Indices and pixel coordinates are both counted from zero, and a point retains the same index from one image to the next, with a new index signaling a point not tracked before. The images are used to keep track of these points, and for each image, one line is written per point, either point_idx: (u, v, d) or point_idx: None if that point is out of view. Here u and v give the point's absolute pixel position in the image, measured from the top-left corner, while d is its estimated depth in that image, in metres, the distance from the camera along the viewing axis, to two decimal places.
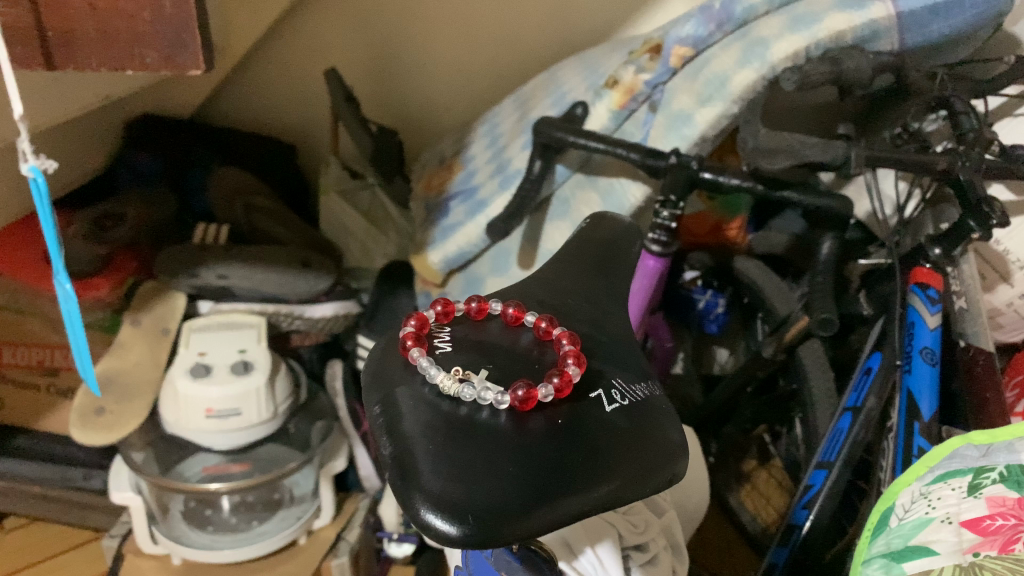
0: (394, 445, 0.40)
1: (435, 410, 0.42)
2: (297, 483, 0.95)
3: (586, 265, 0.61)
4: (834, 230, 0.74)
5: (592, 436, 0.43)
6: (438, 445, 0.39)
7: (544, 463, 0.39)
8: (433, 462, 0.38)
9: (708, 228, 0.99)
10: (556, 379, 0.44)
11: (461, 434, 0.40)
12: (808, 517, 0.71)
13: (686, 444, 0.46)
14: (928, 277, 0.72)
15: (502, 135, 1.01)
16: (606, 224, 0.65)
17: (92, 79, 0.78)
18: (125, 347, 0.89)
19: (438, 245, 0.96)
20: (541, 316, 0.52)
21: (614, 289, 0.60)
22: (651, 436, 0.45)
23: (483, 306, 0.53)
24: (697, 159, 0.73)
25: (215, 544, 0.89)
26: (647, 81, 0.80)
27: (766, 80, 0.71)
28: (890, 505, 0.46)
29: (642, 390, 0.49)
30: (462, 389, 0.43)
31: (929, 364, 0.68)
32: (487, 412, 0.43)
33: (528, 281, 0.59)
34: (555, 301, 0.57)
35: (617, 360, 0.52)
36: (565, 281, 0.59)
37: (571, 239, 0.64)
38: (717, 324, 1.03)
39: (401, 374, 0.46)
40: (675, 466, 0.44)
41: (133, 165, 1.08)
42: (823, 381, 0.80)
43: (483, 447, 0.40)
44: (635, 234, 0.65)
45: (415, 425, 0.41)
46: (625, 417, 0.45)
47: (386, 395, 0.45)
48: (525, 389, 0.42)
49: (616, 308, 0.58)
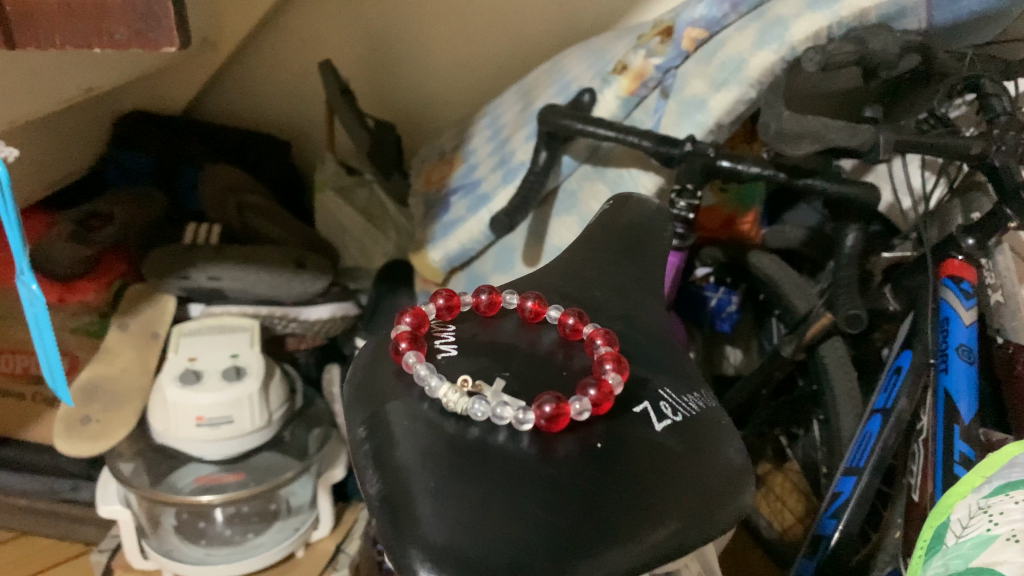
0: (384, 484, 0.36)
1: (440, 435, 0.39)
2: (294, 493, 0.90)
3: (611, 252, 0.57)
4: (860, 221, 0.70)
5: (630, 466, 0.38)
6: (440, 481, 0.35)
7: (576, 504, 0.35)
8: (434, 504, 0.34)
9: (720, 222, 0.93)
10: (592, 392, 0.40)
11: (472, 467, 0.36)
12: (836, 527, 0.66)
13: (747, 469, 0.41)
14: (961, 269, 0.67)
15: (504, 128, 0.96)
16: (631, 207, 0.61)
17: (72, 71, 0.74)
18: (113, 353, 0.84)
19: (438, 241, 0.92)
20: (567, 311, 0.48)
21: (643, 279, 0.55)
22: (702, 462, 0.40)
23: (495, 298, 0.49)
24: (714, 145, 0.68)
25: (208, 559, 0.85)
26: (657, 66, 0.76)
27: (786, 63, 0.67)
28: (945, 519, 0.43)
29: (694, 402, 0.45)
30: (473, 404, 0.39)
31: (966, 362, 0.64)
32: (504, 435, 0.39)
33: (547, 276, 0.55)
34: (580, 296, 0.53)
35: (650, 362, 0.48)
36: (589, 275, 0.55)
37: (593, 224, 0.60)
38: (729, 324, 0.97)
39: (395, 388, 0.43)
40: (740, 496, 0.39)
41: (120, 162, 1.04)
42: (847, 381, 0.76)
43: (497, 483, 0.35)
44: (665, 218, 0.60)
45: (411, 454, 0.37)
46: (676, 436, 0.41)
47: (376, 412, 0.41)
48: (554, 406, 0.38)
49: (648, 300, 0.53)
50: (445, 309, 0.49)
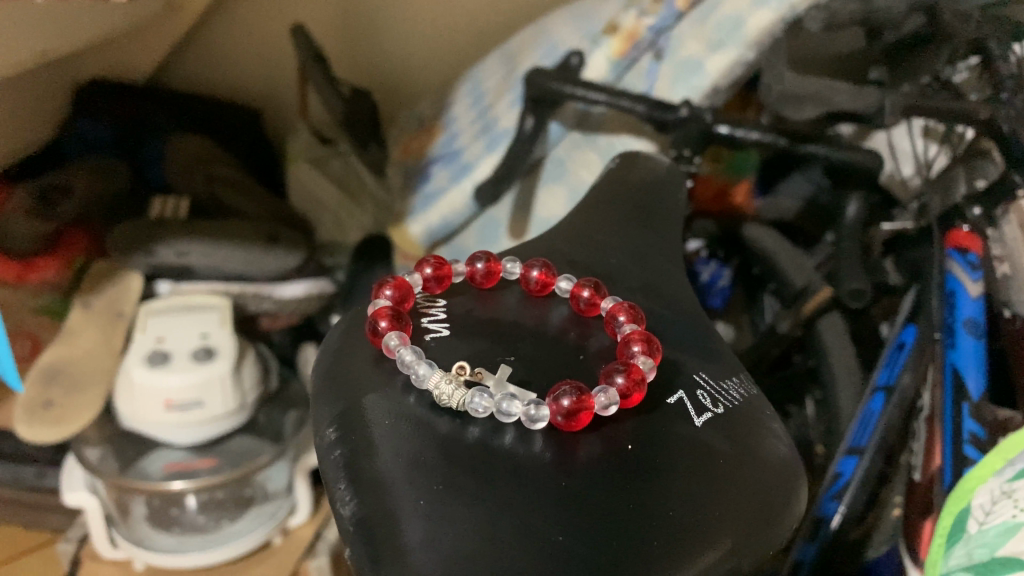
0: (359, 504, 0.34)
1: (434, 435, 0.37)
2: (270, 479, 0.85)
3: (631, 216, 0.59)
4: (863, 189, 0.67)
5: (665, 479, 0.37)
6: (430, 499, 0.33)
7: (605, 526, 0.33)
8: (423, 528, 0.32)
9: (713, 193, 0.90)
10: (620, 381, 0.40)
11: (474, 483, 0.35)
12: (838, 510, 0.60)
13: (796, 459, 0.41)
14: (967, 240, 0.64)
15: (487, 94, 0.93)
16: (641, 166, 0.64)
17: (23, 32, 0.69)
18: (74, 334, 0.78)
19: (419, 215, 0.87)
20: (580, 283, 0.49)
21: (660, 242, 0.57)
22: (752, 463, 0.39)
23: (492, 267, 0.50)
24: (711, 110, 0.67)
25: (182, 547, 0.81)
26: (650, 26, 0.73)
27: (786, 22, 0.65)
28: (966, 505, 0.43)
29: (734, 389, 0.45)
30: (474, 398, 0.38)
31: (973, 337, 0.61)
32: (510, 437, 0.38)
33: (559, 241, 0.57)
34: (593, 262, 0.55)
35: (686, 342, 0.48)
36: (604, 238, 0.57)
37: (605, 180, 0.63)
38: (720, 299, 0.91)
39: (370, 382, 0.41)
40: (793, 500, 0.38)
41: (80, 132, 0.97)
42: (845, 356, 0.69)
43: (504, 503, 0.34)
44: (671, 177, 0.64)
45: (395, 464, 0.35)
46: (717, 430, 0.41)
47: (349, 408, 0.39)
48: (573, 400, 0.38)
49: (665, 266, 0.55)
50: (434, 279, 0.50)
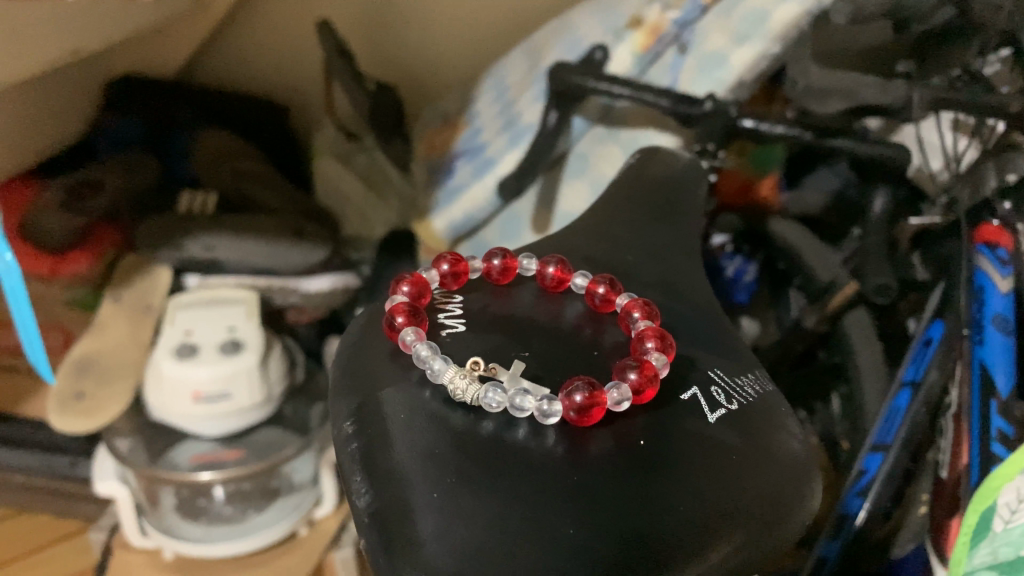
0: (375, 497, 0.34)
1: (447, 429, 0.38)
2: (296, 470, 0.86)
3: (649, 213, 0.59)
4: (890, 183, 0.68)
5: (676, 474, 0.37)
6: (444, 493, 0.34)
7: (614, 521, 0.34)
8: (437, 521, 0.32)
9: (737, 187, 0.87)
10: (633, 376, 0.40)
11: (485, 475, 0.35)
12: (863, 506, 0.60)
13: (809, 456, 0.41)
14: (996, 235, 0.63)
15: (510, 88, 0.93)
16: (661, 160, 0.64)
17: (57, 29, 0.70)
18: (105, 326, 0.81)
19: (443, 209, 0.88)
20: (595, 280, 0.49)
21: (679, 238, 0.57)
22: (768, 460, 0.40)
23: (508, 263, 0.50)
24: (736, 104, 0.67)
25: (210, 536, 0.82)
26: (675, 20, 0.74)
27: (812, 15, 0.64)
28: (991, 503, 0.42)
29: (749, 386, 0.45)
30: (487, 393, 0.38)
31: (1003, 334, 0.58)
32: (522, 431, 0.38)
33: (577, 237, 0.57)
34: (610, 259, 0.55)
35: (703, 340, 0.48)
36: (622, 234, 0.57)
37: (625, 175, 0.63)
38: (746, 294, 0.89)
39: (385, 377, 0.42)
40: (803, 496, 0.38)
41: (110, 130, 0.98)
42: (871, 351, 0.68)
43: (515, 495, 0.34)
44: (692, 172, 0.64)
45: (409, 456, 0.36)
46: (731, 427, 0.41)
47: (365, 402, 0.40)
48: (586, 395, 0.38)
49: (683, 264, 0.55)
50: (450, 275, 0.50)
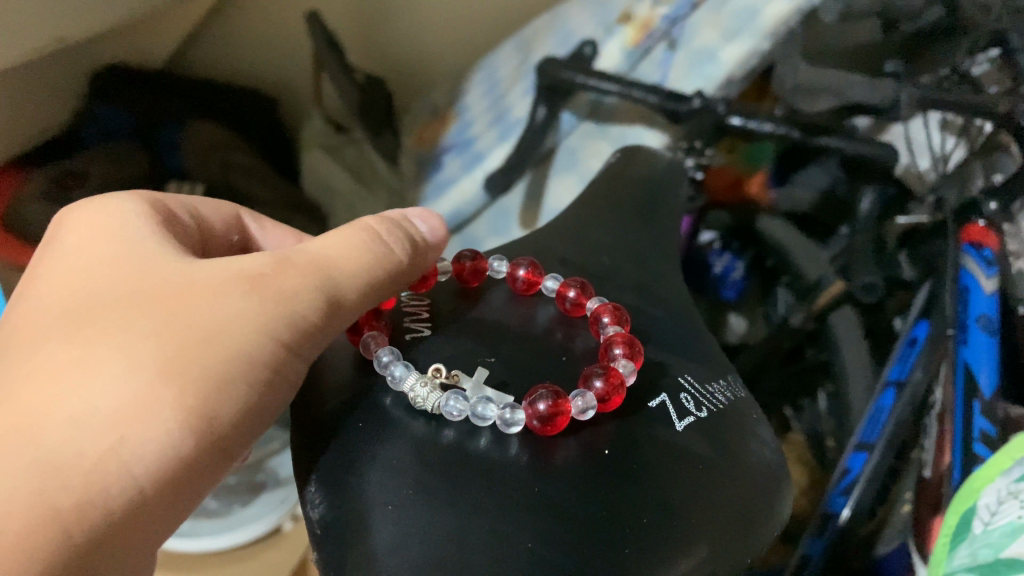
0: (328, 507, 0.34)
1: (410, 438, 0.38)
2: (282, 463, 0.85)
3: (628, 213, 0.59)
4: (877, 181, 0.70)
5: (640, 485, 0.37)
6: (403, 504, 0.34)
7: (573, 534, 0.34)
8: (394, 532, 0.33)
9: (728, 183, 0.87)
10: (598, 385, 0.41)
11: (445, 487, 0.35)
12: (846, 505, 0.58)
13: (782, 466, 0.41)
14: (982, 235, 0.63)
15: (502, 84, 1.02)
16: (641, 160, 0.64)
17: (46, 18, 0.69)
18: None
19: (430, 204, 0.89)
20: (567, 284, 0.50)
21: (657, 239, 0.57)
22: (732, 467, 0.40)
23: (479, 265, 0.51)
24: (724, 102, 0.67)
25: (195, 530, 0.80)
26: (664, 16, 0.73)
27: (802, 13, 0.65)
28: (972, 504, 0.43)
29: (720, 392, 0.45)
30: (450, 402, 0.39)
31: (987, 333, 0.60)
32: (484, 441, 0.39)
33: (555, 238, 0.57)
34: (588, 262, 0.55)
35: (675, 344, 0.48)
36: (601, 234, 0.57)
37: (606, 176, 0.63)
38: (735, 290, 0.88)
39: (348, 386, 0.42)
40: (772, 505, 0.38)
41: (99, 117, 0.81)
42: (857, 349, 0.67)
43: (475, 508, 0.34)
44: (674, 172, 0.64)
45: (373, 466, 0.36)
46: (699, 435, 0.41)
47: (328, 410, 0.40)
48: (549, 404, 0.39)
49: (660, 266, 0.55)
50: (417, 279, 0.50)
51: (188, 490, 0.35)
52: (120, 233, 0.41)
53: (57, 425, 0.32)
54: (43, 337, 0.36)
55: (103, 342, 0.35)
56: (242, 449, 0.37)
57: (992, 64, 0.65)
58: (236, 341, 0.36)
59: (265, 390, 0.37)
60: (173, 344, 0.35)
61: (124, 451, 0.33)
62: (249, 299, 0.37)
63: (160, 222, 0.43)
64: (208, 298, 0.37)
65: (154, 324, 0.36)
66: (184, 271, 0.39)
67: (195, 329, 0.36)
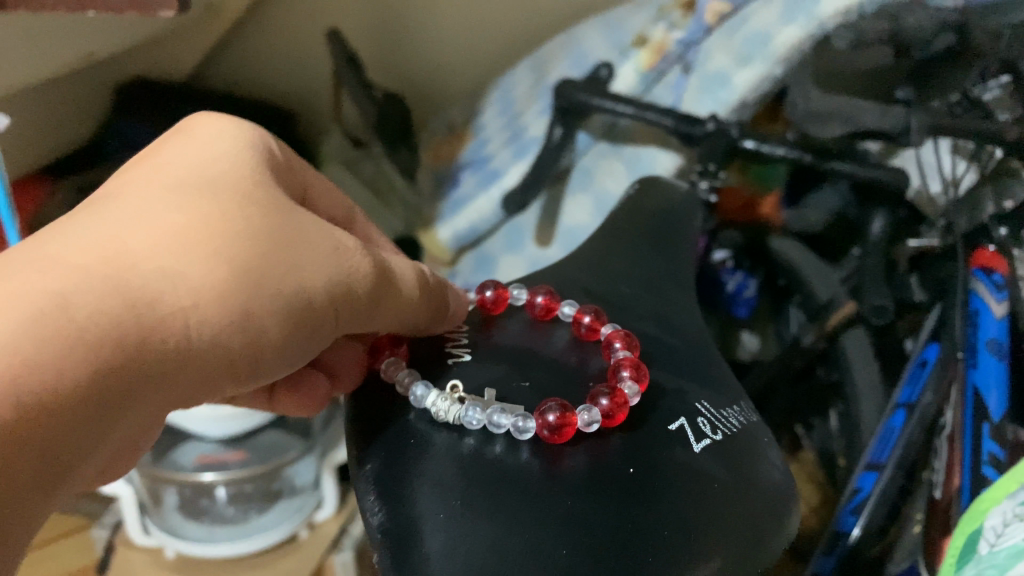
0: (387, 514, 0.37)
1: (455, 452, 0.41)
2: (298, 473, 0.86)
3: (646, 243, 0.60)
4: (887, 205, 0.72)
5: (666, 501, 0.39)
6: (452, 513, 0.36)
7: (602, 543, 0.36)
8: (446, 540, 0.35)
9: (739, 204, 0.88)
10: (604, 402, 0.43)
11: (486, 497, 0.38)
12: (857, 524, 0.59)
13: (790, 486, 0.42)
14: (992, 260, 0.65)
15: (515, 101, 0.95)
16: (658, 191, 0.66)
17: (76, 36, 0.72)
18: None
19: (449, 218, 0.91)
20: (582, 309, 0.51)
21: (675, 271, 0.58)
22: (746, 488, 0.41)
23: (500, 294, 0.53)
24: (737, 125, 0.68)
25: (212, 537, 0.82)
26: (679, 40, 0.75)
27: (814, 39, 0.66)
28: (979, 524, 0.44)
29: (734, 417, 0.46)
30: (467, 413, 0.42)
31: (997, 357, 0.60)
32: (506, 448, 0.41)
33: (575, 267, 0.59)
34: (608, 291, 0.57)
35: (692, 371, 0.50)
36: (620, 266, 0.59)
37: (624, 207, 0.64)
38: (747, 308, 0.89)
39: (386, 414, 0.44)
40: (783, 521, 0.40)
41: None
42: (869, 370, 0.68)
43: (512, 521, 0.36)
44: (690, 205, 0.65)
45: (424, 479, 0.38)
46: (714, 457, 0.42)
47: (380, 433, 0.42)
48: (557, 415, 0.41)
49: (677, 294, 0.56)
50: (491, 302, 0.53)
51: (208, 377, 0.36)
52: (239, 142, 0.43)
53: (149, 269, 0.34)
54: (150, 191, 0.38)
55: (206, 225, 0.37)
56: (263, 373, 0.39)
57: (1002, 91, 0.64)
58: (306, 288, 0.39)
59: (302, 336, 0.40)
60: (268, 255, 0.38)
61: (190, 316, 0.35)
62: (334, 259, 0.41)
63: (276, 152, 0.45)
64: (299, 241, 0.40)
65: (256, 231, 0.38)
66: (292, 207, 0.41)
67: (283, 257, 0.38)
